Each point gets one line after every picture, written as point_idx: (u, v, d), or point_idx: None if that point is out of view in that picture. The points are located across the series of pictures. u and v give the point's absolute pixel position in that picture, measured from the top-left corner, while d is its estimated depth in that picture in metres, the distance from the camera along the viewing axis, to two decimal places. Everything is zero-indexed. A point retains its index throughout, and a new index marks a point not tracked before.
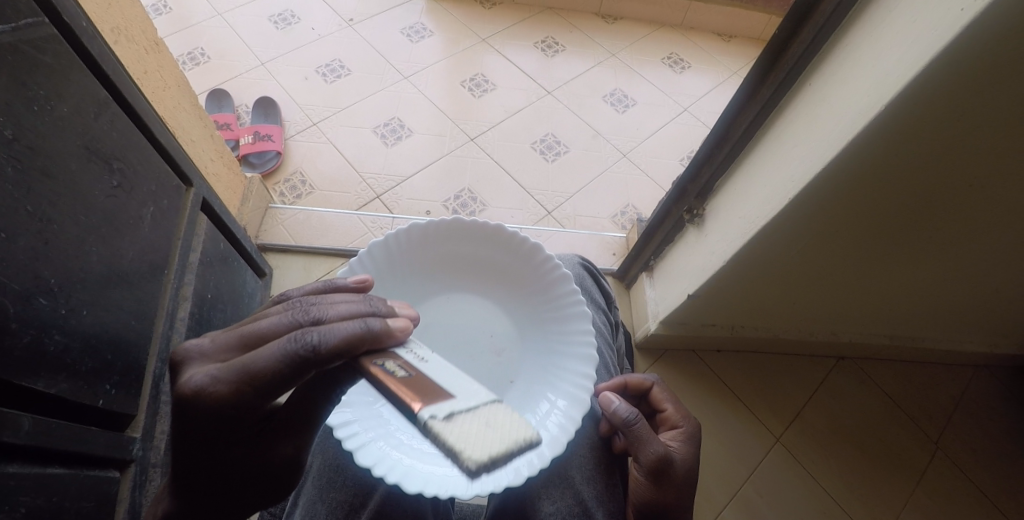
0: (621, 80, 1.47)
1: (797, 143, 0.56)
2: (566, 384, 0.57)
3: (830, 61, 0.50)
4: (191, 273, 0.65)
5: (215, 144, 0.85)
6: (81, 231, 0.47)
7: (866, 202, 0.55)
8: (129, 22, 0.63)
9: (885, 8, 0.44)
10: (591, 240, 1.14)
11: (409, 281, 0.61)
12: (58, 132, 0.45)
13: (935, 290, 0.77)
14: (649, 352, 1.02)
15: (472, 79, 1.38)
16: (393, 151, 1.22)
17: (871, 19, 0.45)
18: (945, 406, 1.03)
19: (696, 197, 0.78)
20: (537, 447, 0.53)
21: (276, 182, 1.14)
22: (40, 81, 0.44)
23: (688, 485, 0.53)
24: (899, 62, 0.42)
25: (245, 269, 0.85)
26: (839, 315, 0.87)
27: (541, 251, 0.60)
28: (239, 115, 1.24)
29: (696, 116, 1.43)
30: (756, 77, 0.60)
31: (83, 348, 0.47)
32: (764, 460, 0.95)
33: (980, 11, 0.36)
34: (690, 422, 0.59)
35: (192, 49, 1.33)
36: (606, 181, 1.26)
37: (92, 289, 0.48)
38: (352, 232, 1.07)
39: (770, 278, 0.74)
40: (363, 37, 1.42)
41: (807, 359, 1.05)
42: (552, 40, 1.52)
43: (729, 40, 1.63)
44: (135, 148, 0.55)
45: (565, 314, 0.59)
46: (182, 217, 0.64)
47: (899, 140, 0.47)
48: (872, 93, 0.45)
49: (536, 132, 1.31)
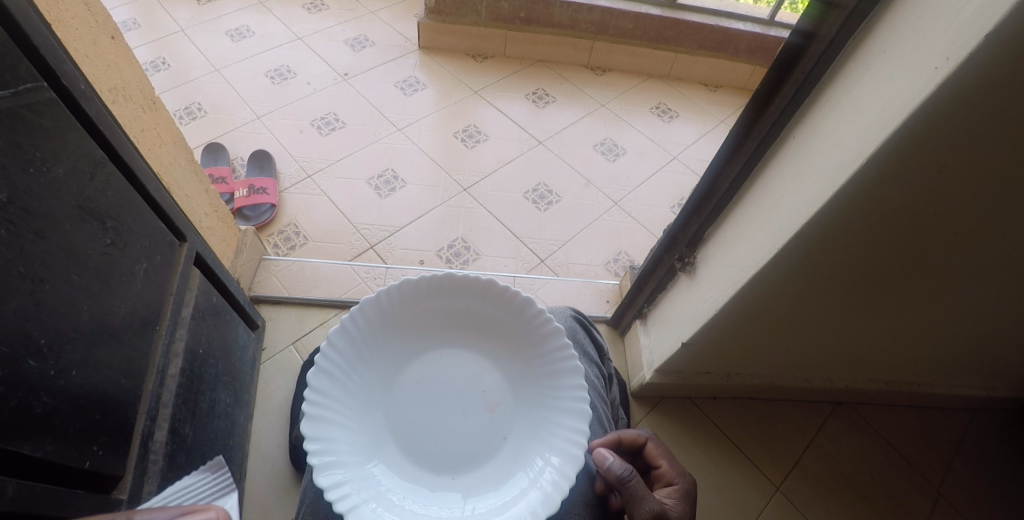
0: (610, 129, 1.51)
1: (784, 191, 0.57)
2: (561, 440, 0.56)
3: (814, 112, 0.52)
4: (182, 328, 0.64)
5: (211, 198, 0.86)
6: (72, 290, 0.47)
7: (853, 249, 0.56)
8: (127, 82, 0.64)
9: (863, 65, 0.46)
10: (585, 287, 1.15)
11: (400, 335, 0.61)
12: (54, 192, 0.46)
13: (928, 333, 0.77)
14: (646, 402, 1.01)
15: (465, 130, 1.42)
16: (388, 201, 1.24)
17: (851, 74, 0.47)
18: (948, 450, 1.02)
19: (687, 245, 0.79)
20: (530, 506, 0.52)
21: (269, 234, 1.15)
22: (38, 143, 0.45)
23: None
24: (881, 115, 0.44)
25: (237, 322, 0.85)
26: (835, 360, 0.87)
27: (534, 305, 0.59)
28: (234, 168, 1.27)
29: (685, 164, 1.47)
30: (741, 130, 0.62)
31: (71, 408, 0.46)
32: (767, 512, 0.92)
33: (950, 72, 0.38)
34: (686, 480, 0.60)
35: (189, 105, 1.36)
36: (597, 228, 1.28)
37: (81, 348, 0.47)
38: (345, 282, 1.07)
39: (764, 325, 0.74)
40: (358, 90, 1.47)
41: (804, 405, 1.04)
42: (542, 92, 1.57)
43: (715, 90, 1.70)
44: (129, 206, 0.56)
45: (558, 368, 0.58)
46: (175, 273, 0.64)
47: (884, 190, 0.48)
48: (857, 144, 0.46)
49: (529, 181, 1.34)
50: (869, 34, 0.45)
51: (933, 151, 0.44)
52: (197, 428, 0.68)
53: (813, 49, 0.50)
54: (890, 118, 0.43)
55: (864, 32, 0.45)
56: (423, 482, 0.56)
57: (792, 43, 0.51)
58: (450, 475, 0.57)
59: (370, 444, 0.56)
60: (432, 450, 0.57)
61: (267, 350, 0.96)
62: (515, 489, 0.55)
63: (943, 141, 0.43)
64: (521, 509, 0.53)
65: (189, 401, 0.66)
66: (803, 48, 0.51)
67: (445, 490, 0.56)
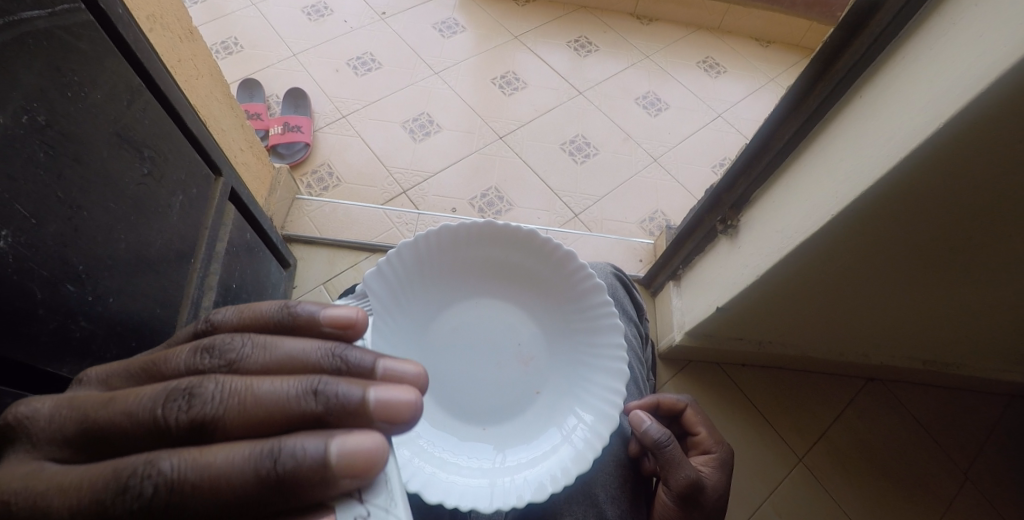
0: (654, 82, 1.43)
1: (840, 158, 0.53)
2: (595, 399, 0.55)
3: (884, 72, 0.47)
4: (217, 262, 0.65)
5: (246, 134, 0.85)
6: (110, 218, 0.47)
7: (918, 223, 0.52)
8: (165, 10, 0.62)
9: (949, 19, 0.41)
10: (617, 245, 1.12)
11: (435, 281, 0.60)
12: (91, 118, 0.45)
13: (984, 315, 0.72)
14: (672, 364, 0.99)
15: (502, 77, 1.37)
16: (421, 146, 1.21)
17: (934, 30, 0.42)
18: (984, 437, 0.98)
19: (732, 207, 0.75)
20: (560, 462, 0.52)
21: (303, 174, 1.15)
22: (75, 67, 0.44)
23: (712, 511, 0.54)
24: (965, 79, 0.39)
25: (270, 259, 0.85)
26: (876, 335, 0.83)
27: (574, 259, 0.57)
28: (269, 105, 1.25)
29: (730, 123, 1.39)
30: (801, 87, 0.56)
31: (108, 334, 0.47)
32: (787, 479, 0.92)
33: None
34: (724, 450, 0.58)
35: (225, 38, 1.34)
36: (634, 186, 1.23)
37: (118, 276, 0.48)
38: (377, 226, 1.07)
39: (808, 295, 0.71)
40: (394, 30, 1.42)
41: (836, 377, 1.01)
42: (585, 40, 1.49)
43: (767, 46, 1.58)
44: (165, 137, 0.55)
45: (596, 326, 0.57)
46: (211, 207, 0.64)
47: (957, 161, 0.43)
48: (933, 108, 0.42)
49: (566, 132, 1.29)
50: None
51: (1022, 119, 0.39)
52: None
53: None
54: (978, 80, 0.38)
55: None
56: (454, 431, 0.57)
57: None
58: (481, 425, 0.57)
59: None
60: (462, 399, 0.58)
61: (298, 288, 0.98)
62: (546, 444, 0.55)
63: None
64: (550, 465, 0.53)
65: None
66: (878, 2, 0.45)
67: (476, 439, 0.57)
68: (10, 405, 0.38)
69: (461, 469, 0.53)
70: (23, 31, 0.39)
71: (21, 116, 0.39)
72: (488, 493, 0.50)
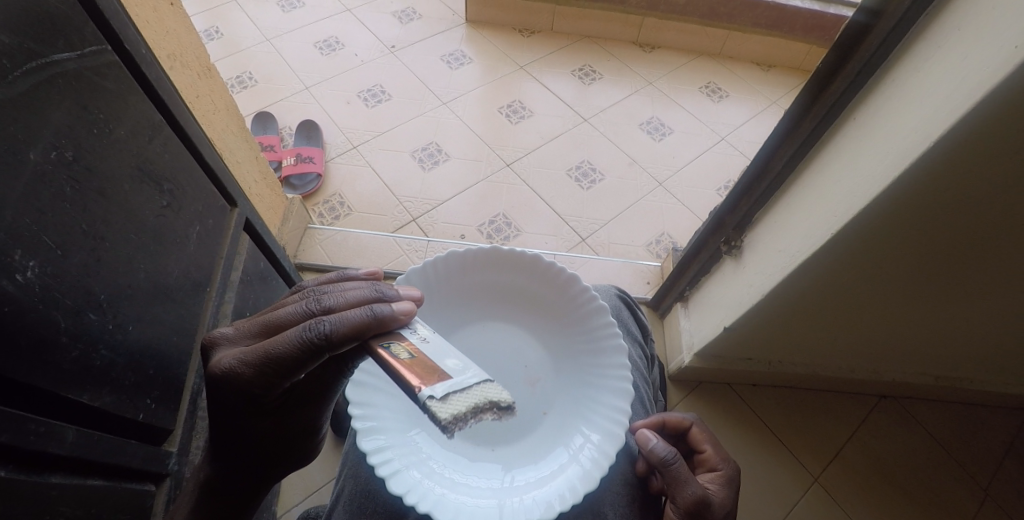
0: (658, 108, 1.46)
1: (839, 177, 0.54)
2: (601, 418, 0.55)
3: (876, 93, 0.48)
4: (231, 291, 0.66)
5: (260, 165, 0.88)
6: (130, 249, 0.49)
7: (920, 238, 0.52)
8: (184, 49, 0.66)
9: (934, 42, 0.42)
10: (625, 268, 1.13)
11: (443, 305, 0.61)
12: (114, 153, 0.47)
13: (997, 331, 0.71)
14: (684, 386, 0.98)
15: (509, 106, 1.40)
16: (430, 174, 1.24)
17: (921, 52, 0.43)
18: (1008, 457, 0.95)
19: (735, 229, 0.76)
20: (568, 481, 0.52)
21: (315, 203, 1.17)
22: (101, 105, 0.46)
23: None
24: (953, 98, 0.40)
25: (282, 288, 0.87)
26: (889, 353, 0.82)
27: (578, 282, 0.60)
28: (282, 137, 1.29)
29: (734, 145, 1.40)
30: (797, 110, 0.58)
31: (127, 362, 0.48)
32: (803, 502, 0.89)
33: None
34: (731, 467, 0.57)
35: (241, 74, 1.40)
36: (640, 209, 1.25)
37: (137, 305, 0.49)
38: (387, 254, 1.09)
39: (816, 313, 0.70)
40: (403, 63, 1.47)
41: (850, 398, 0.99)
42: (589, 68, 1.53)
43: (768, 70, 1.61)
44: (184, 170, 0.57)
45: (601, 346, 0.58)
46: (226, 237, 0.66)
47: (953, 178, 0.44)
48: (925, 126, 0.43)
49: (572, 158, 1.31)
50: (944, 7, 0.41)
51: (1013, 136, 0.40)
52: None
53: (878, 26, 0.46)
54: (967, 98, 0.39)
55: (939, 5, 0.41)
56: (463, 452, 0.56)
57: (856, 20, 0.47)
58: (489, 446, 0.57)
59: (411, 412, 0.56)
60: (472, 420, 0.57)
61: None
62: (553, 463, 0.55)
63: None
64: (559, 483, 0.52)
65: None
66: (866, 28, 0.47)
67: (485, 461, 0.56)
68: (32, 430, 0.38)
69: (472, 491, 0.52)
70: (53, 73, 0.41)
71: (51, 153, 0.41)
72: (496, 512, 0.50)
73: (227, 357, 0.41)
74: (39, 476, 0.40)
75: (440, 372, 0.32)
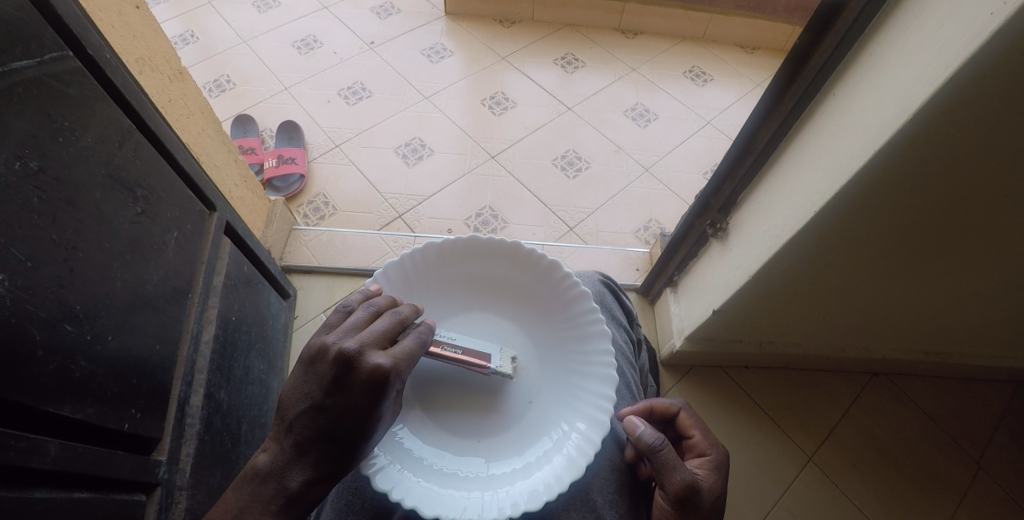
0: (642, 94, 1.45)
1: (821, 153, 0.54)
2: (586, 405, 0.56)
3: (853, 68, 0.48)
4: (214, 296, 0.66)
5: (240, 168, 0.87)
6: (105, 257, 0.48)
7: (899, 211, 0.52)
8: (154, 52, 0.64)
9: (909, 14, 0.42)
10: (613, 256, 1.13)
11: (423, 298, 0.61)
12: (82, 161, 0.46)
13: (982, 301, 0.72)
14: (676, 370, 0.99)
15: (492, 97, 1.39)
16: (415, 170, 1.23)
17: (897, 25, 0.43)
18: (996, 425, 0.96)
19: (720, 211, 0.76)
20: (554, 471, 0.52)
21: (299, 204, 1.16)
22: (66, 113, 0.45)
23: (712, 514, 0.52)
24: (929, 70, 0.40)
25: (269, 291, 0.86)
26: (877, 329, 0.83)
27: (559, 269, 0.60)
28: (264, 139, 1.28)
29: (719, 129, 1.40)
30: (775, 88, 0.58)
31: (108, 373, 0.47)
32: (797, 479, 0.91)
33: (1011, 14, 0.34)
34: (719, 451, 0.57)
35: (218, 77, 1.38)
36: (628, 196, 1.25)
37: (116, 314, 0.49)
38: (374, 252, 1.08)
39: (801, 292, 0.71)
40: (384, 59, 1.45)
41: (841, 374, 1.00)
42: (572, 57, 1.52)
43: (752, 52, 1.60)
44: (158, 176, 0.56)
45: (584, 332, 0.58)
46: (206, 242, 0.65)
47: (929, 151, 0.44)
48: (902, 99, 0.43)
49: (557, 148, 1.31)
50: None
51: (984, 106, 0.40)
52: (233, 394, 0.70)
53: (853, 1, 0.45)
54: (942, 69, 0.39)
55: None
56: (447, 445, 0.55)
57: None
58: (473, 438, 0.56)
59: None
60: (450, 410, 0.57)
61: (298, 318, 0.98)
62: (539, 452, 0.55)
63: (999, 89, 0.39)
64: (544, 474, 0.53)
65: (223, 367, 0.67)
66: (840, 4, 0.46)
67: (470, 453, 0.55)
68: (11, 446, 0.38)
69: (457, 483, 0.52)
70: (13, 80, 0.40)
71: (15, 163, 0.40)
72: (481, 504, 0.51)
73: (385, 360, 0.45)
74: (23, 491, 0.39)
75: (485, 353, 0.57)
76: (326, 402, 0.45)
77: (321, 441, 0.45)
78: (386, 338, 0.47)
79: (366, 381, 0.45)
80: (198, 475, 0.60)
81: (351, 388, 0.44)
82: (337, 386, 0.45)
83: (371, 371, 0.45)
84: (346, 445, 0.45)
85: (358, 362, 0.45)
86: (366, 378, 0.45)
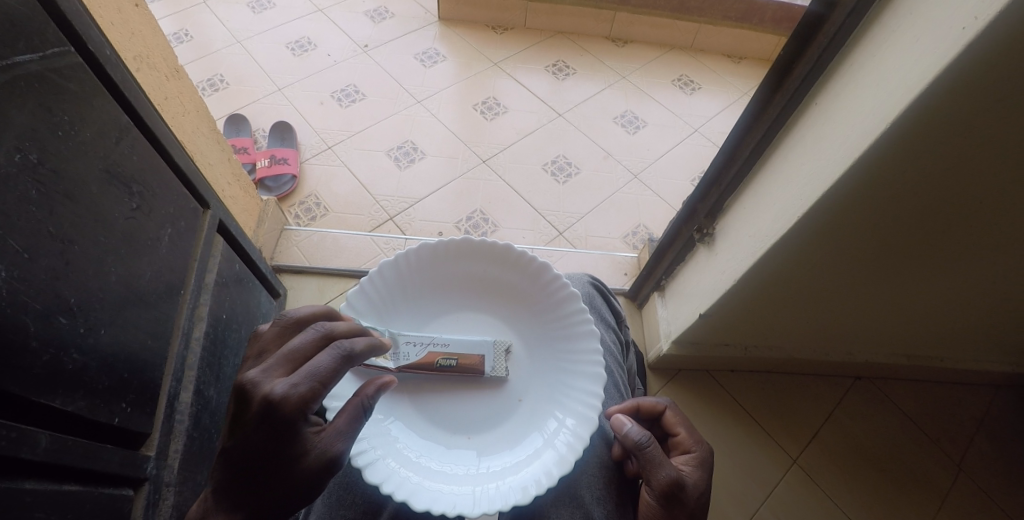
0: (631, 102, 1.48)
1: (805, 160, 0.55)
2: (575, 403, 0.57)
3: (834, 80, 0.50)
4: (206, 293, 0.66)
5: (233, 167, 0.87)
6: (100, 252, 0.48)
7: (877, 218, 0.54)
8: (151, 50, 0.65)
9: (886, 31, 0.44)
10: (602, 260, 1.14)
11: (416, 297, 0.62)
12: (81, 155, 0.47)
13: (958, 307, 0.74)
14: (662, 373, 1.00)
15: (484, 102, 1.41)
16: (407, 173, 1.24)
17: (874, 41, 0.45)
18: (971, 427, 0.99)
19: (706, 217, 0.78)
20: (544, 466, 0.53)
21: (291, 204, 1.17)
22: (65, 107, 0.45)
23: (697, 510, 0.54)
24: (903, 84, 0.42)
25: (260, 290, 0.86)
26: (856, 334, 0.85)
27: (549, 270, 0.61)
28: (255, 139, 1.28)
29: (707, 137, 1.43)
30: (761, 98, 0.60)
31: (100, 366, 0.47)
32: (780, 481, 0.92)
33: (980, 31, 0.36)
34: (704, 448, 0.58)
35: (211, 76, 1.38)
36: (617, 201, 1.26)
37: (110, 308, 0.49)
38: (365, 253, 1.08)
39: (784, 297, 0.73)
40: (377, 62, 1.46)
41: (823, 379, 1.02)
42: (563, 64, 1.54)
43: (739, 62, 1.64)
44: (154, 172, 0.57)
45: (574, 332, 0.60)
46: (199, 238, 0.66)
47: (904, 160, 0.47)
48: (878, 111, 0.45)
49: (548, 153, 1.33)
50: None
51: (955, 118, 0.42)
52: (221, 391, 0.70)
53: (834, 16, 0.48)
54: (916, 83, 0.41)
55: None
56: (440, 441, 0.56)
57: (812, 11, 0.49)
58: (465, 435, 0.57)
59: (385, 402, 0.57)
60: (443, 407, 0.58)
61: None
62: (529, 448, 0.56)
63: (966, 102, 0.41)
64: (535, 469, 0.53)
65: (213, 365, 0.68)
66: (822, 18, 0.49)
67: (462, 448, 0.56)
68: (3, 436, 0.38)
69: (448, 479, 0.53)
70: (15, 74, 0.41)
71: (14, 155, 0.40)
72: (472, 498, 0.51)
73: (277, 386, 0.43)
74: (13, 483, 0.39)
75: (479, 357, 0.59)
76: (227, 440, 0.45)
77: (223, 483, 0.44)
78: (292, 360, 0.46)
79: (260, 409, 0.43)
80: (186, 471, 0.60)
81: (245, 422, 0.44)
82: (236, 421, 0.44)
83: (263, 399, 0.43)
84: (245, 485, 0.44)
85: (254, 392, 0.44)
86: (257, 409, 0.43)
